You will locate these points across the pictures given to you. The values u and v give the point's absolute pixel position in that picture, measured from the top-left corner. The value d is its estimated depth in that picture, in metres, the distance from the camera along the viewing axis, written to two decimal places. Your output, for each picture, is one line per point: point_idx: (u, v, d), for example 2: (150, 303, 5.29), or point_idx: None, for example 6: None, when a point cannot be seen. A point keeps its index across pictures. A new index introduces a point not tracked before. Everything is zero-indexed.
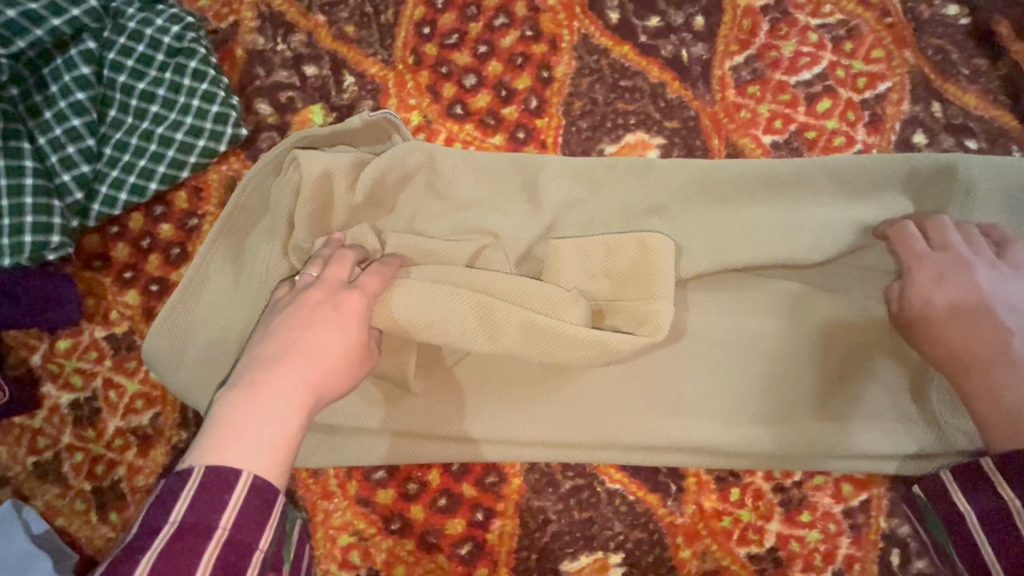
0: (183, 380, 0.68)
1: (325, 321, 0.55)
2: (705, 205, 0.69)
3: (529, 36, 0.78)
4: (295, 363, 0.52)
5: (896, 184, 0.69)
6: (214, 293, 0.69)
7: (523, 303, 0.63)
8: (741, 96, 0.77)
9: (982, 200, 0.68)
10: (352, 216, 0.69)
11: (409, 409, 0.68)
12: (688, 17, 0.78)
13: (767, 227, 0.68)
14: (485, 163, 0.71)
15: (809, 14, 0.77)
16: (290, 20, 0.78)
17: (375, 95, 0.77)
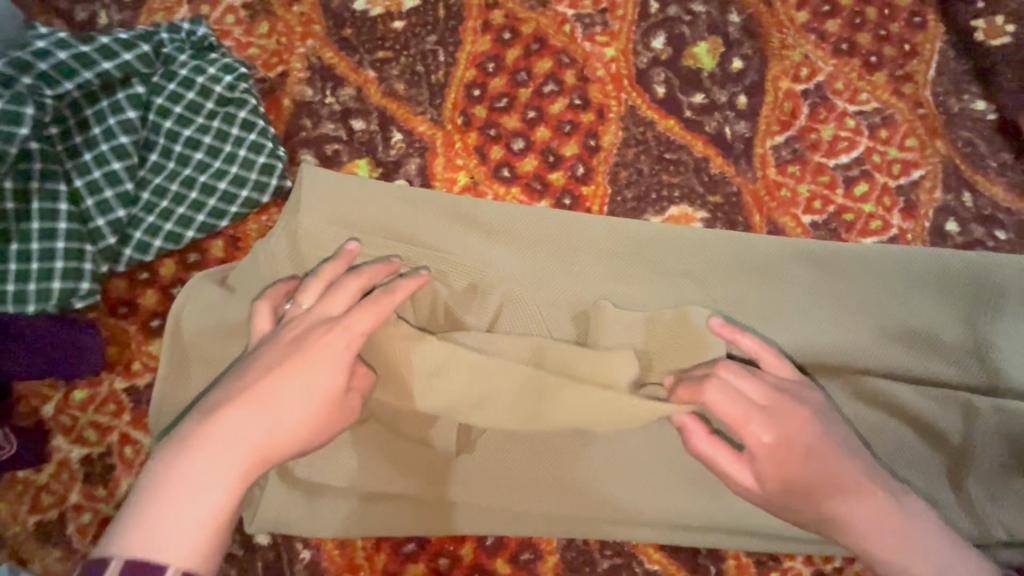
0: None
1: (298, 378, 0.49)
2: (739, 271, 0.73)
3: (577, 105, 0.79)
4: (267, 435, 0.47)
5: (922, 277, 0.73)
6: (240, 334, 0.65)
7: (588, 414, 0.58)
8: (782, 175, 0.79)
9: (1012, 306, 0.71)
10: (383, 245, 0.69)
11: (449, 475, 0.65)
12: (731, 96, 0.80)
13: (787, 286, 0.73)
14: (526, 215, 0.73)
15: (846, 100, 0.80)
16: (340, 74, 0.79)
17: (422, 153, 0.77)
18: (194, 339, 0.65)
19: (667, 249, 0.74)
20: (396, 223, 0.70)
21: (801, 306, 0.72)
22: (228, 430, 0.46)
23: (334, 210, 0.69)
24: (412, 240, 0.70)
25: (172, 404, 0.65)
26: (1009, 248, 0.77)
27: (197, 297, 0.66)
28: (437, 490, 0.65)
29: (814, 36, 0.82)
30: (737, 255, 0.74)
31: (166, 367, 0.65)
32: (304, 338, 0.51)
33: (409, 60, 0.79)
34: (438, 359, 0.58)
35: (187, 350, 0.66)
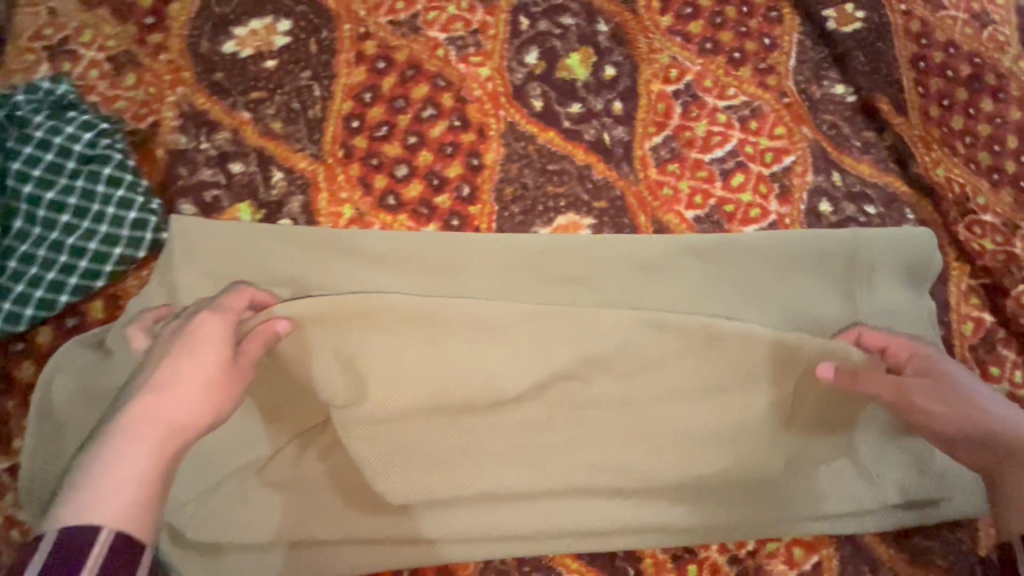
0: None
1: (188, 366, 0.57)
2: (629, 273, 0.75)
3: (457, 126, 0.80)
4: (174, 415, 0.53)
5: (802, 259, 0.76)
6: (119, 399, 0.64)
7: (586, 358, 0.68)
8: (663, 174, 0.81)
9: (881, 278, 0.76)
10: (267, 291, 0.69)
11: (353, 509, 0.67)
12: (607, 102, 0.83)
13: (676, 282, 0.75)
14: (413, 241, 0.73)
15: (716, 97, 0.84)
16: (213, 118, 0.78)
17: (305, 190, 0.76)
18: (69, 408, 0.64)
19: (555, 258, 0.74)
20: (286, 270, 0.70)
21: (689, 300, 0.74)
22: (141, 412, 0.52)
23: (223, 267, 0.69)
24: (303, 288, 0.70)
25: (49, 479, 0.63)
26: (879, 221, 0.81)
27: (67, 364, 0.65)
28: (348, 530, 0.66)
29: (679, 38, 0.86)
30: (625, 256, 0.75)
31: (38, 440, 0.63)
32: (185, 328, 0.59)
33: (284, 97, 0.79)
34: (365, 359, 0.64)
35: (60, 421, 0.64)
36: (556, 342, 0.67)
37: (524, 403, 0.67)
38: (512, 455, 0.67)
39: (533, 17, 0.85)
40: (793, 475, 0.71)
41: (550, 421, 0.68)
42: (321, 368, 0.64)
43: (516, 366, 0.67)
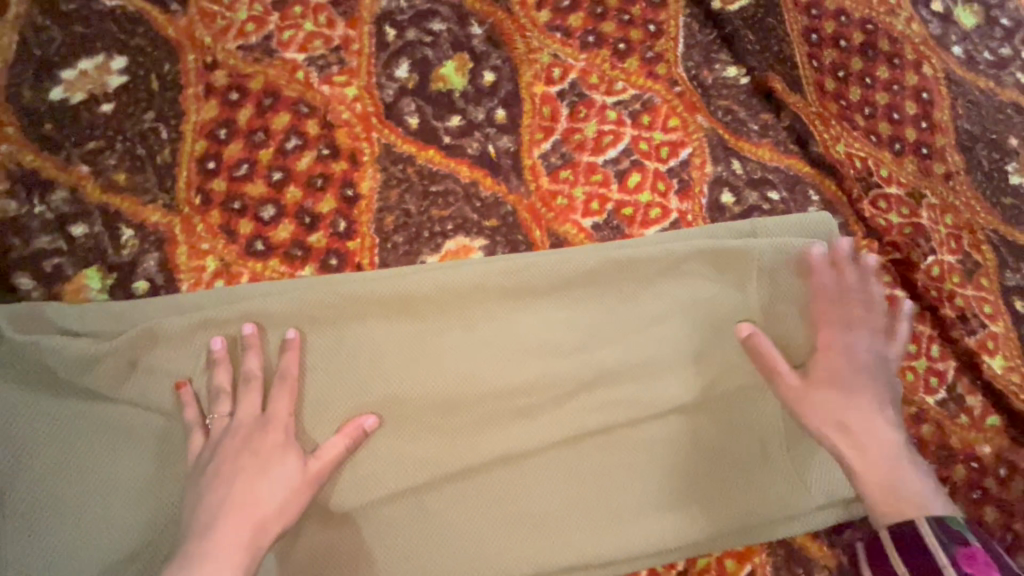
0: None
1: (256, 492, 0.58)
2: (538, 295, 0.69)
3: (326, 155, 0.73)
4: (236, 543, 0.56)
5: (700, 256, 0.71)
6: None
7: (513, 341, 0.68)
8: (555, 183, 0.76)
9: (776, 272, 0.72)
10: (129, 368, 0.60)
11: None
12: (489, 111, 0.77)
13: (588, 299, 0.70)
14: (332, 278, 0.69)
15: (604, 93, 0.79)
16: (46, 176, 0.69)
17: (160, 246, 0.69)
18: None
19: (455, 290, 0.67)
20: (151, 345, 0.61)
21: (582, 322, 0.69)
22: (248, 499, 0.58)
23: (40, 370, 0.59)
24: (142, 366, 0.61)
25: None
26: (784, 206, 0.78)
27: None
28: None
29: (559, 33, 0.80)
30: (520, 278, 0.68)
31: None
32: (254, 442, 0.60)
33: (127, 144, 0.71)
34: (319, 367, 0.64)
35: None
36: (489, 330, 0.68)
37: (469, 393, 0.66)
38: (467, 443, 0.65)
39: (399, 26, 0.78)
40: (723, 451, 0.70)
41: (493, 411, 0.66)
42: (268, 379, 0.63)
43: (454, 365, 0.66)
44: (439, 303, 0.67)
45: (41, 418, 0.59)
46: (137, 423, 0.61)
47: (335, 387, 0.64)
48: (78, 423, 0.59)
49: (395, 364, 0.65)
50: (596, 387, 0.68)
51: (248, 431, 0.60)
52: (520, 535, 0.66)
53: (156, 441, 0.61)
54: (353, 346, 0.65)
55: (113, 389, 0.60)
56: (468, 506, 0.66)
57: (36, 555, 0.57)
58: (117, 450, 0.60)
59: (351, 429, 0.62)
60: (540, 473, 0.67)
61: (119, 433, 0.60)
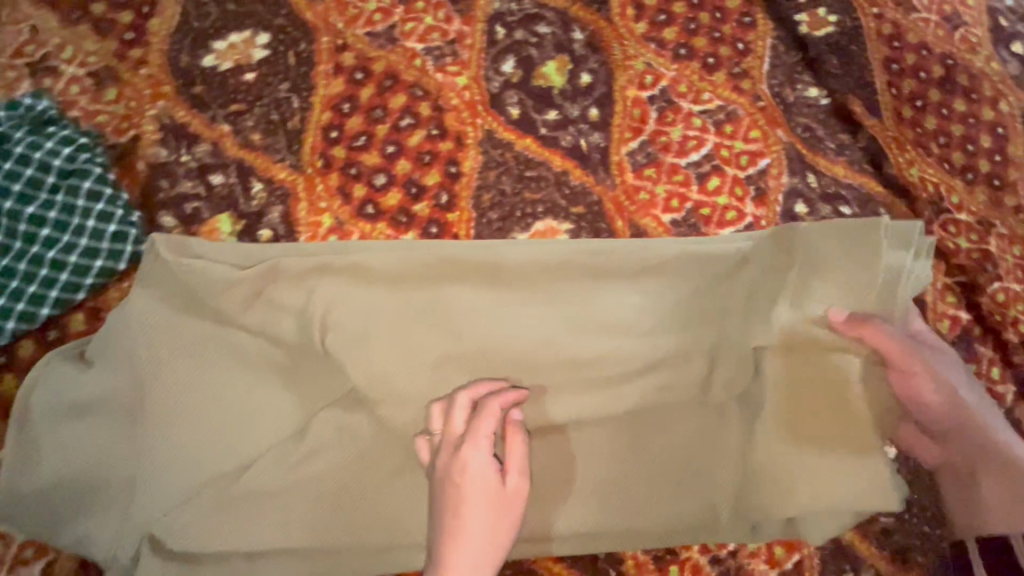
0: (56, 523, 0.62)
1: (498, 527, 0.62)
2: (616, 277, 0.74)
3: (435, 135, 0.81)
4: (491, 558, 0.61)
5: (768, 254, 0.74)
6: (96, 420, 0.63)
7: (588, 316, 0.72)
8: (639, 179, 0.82)
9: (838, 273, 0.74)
10: (252, 296, 0.68)
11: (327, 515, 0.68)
12: (583, 109, 0.84)
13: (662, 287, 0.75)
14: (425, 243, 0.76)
15: (691, 101, 0.85)
16: (194, 131, 0.79)
17: (285, 200, 0.77)
18: (46, 422, 0.63)
19: (535, 266, 0.73)
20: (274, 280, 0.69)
21: (657, 305, 0.73)
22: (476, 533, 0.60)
23: (181, 292, 0.67)
24: (266, 298, 0.68)
25: (29, 497, 0.62)
26: None
27: (49, 376, 0.64)
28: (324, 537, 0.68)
29: (654, 44, 0.86)
30: (599, 258, 0.74)
31: (14, 457, 0.62)
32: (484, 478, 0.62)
33: (263, 109, 0.80)
34: (382, 333, 0.69)
35: (36, 439, 0.63)
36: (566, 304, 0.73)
37: (542, 360, 0.71)
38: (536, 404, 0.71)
39: (508, 26, 0.86)
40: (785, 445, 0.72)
41: (565, 379, 0.71)
42: (365, 323, 0.69)
43: (531, 332, 0.72)
44: (518, 275, 0.73)
45: (175, 335, 0.66)
46: (257, 348, 0.68)
47: (420, 338, 0.70)
48: (203, 340, 0.66)
49: (477, 324, 0.71)
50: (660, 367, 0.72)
51: (485, 470, 0.62)
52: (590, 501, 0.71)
53: (272, 366, 0.68)
54: (440, 305, 0.71)
55: (240, 314, 0.67)
56: (540, 467, 0.71)
57: (153, 454, 0.63)
58: (235, 370, 0.67)
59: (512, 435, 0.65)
60: (605, 442, 0.72)
61: (241, 355, 0.67)
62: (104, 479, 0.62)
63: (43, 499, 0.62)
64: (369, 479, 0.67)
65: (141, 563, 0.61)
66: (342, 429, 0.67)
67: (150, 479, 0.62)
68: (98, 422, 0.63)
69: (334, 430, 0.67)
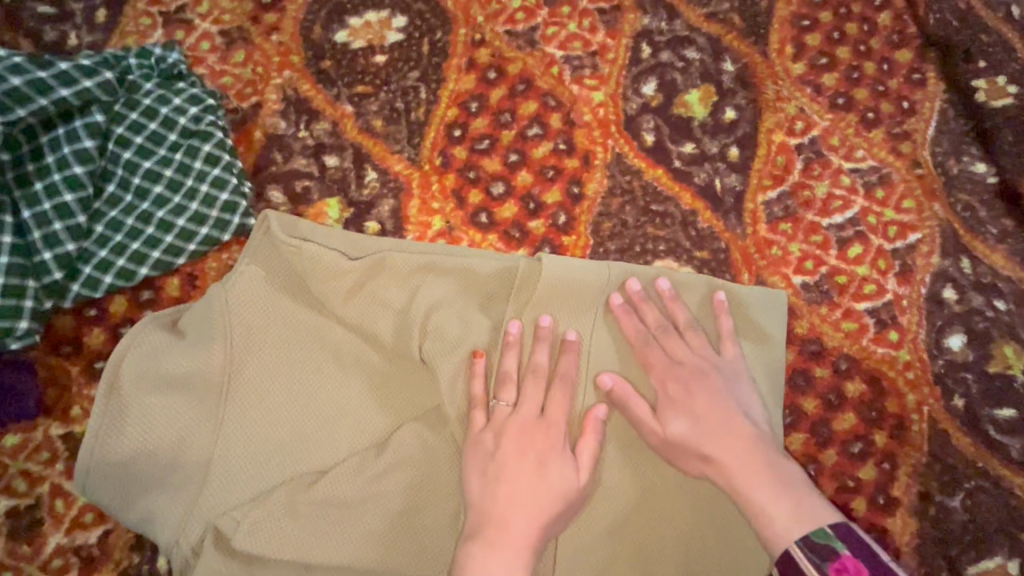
0: (131, 499, 0.59)
1: (525, 508, 0.57)
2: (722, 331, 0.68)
3: (562, 150, 0.76)
4: (489, 544, 0.55)
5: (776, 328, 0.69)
6: (185, 394, 0.61)
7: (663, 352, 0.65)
8: (773, 233, 0.75)
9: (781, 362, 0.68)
10: (347, 290, 0.64)
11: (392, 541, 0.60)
12: (723, 146, 0.77)
13: (770, 355, 0.68)
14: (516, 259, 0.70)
15: (842, 157, 0.77)
16: (315, 106, 0.75)
17: (397, 194, 0.73)
18: (133, 392, 0.60)
19: (578, 289, 0.66)
20: (370, 276, 0.64)
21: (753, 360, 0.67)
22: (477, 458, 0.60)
23: (286, 272, 0.64)
24: (371, 291, 0.64)
25: (105, 466, 0.59)
26: (1008, 319, 0.73)
27: (142, 345, 0.62)
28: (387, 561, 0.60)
29: (810, 88, 0.79)
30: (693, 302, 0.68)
31: (96, 422, 0.59)
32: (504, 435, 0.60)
33: (388, 96, 0.76)
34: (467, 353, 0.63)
35: (124, 406, 0.60)
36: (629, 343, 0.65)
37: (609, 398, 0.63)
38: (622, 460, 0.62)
39: (656, 46, 0.79)
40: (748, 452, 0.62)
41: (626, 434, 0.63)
42: (456, 339, 0.63)
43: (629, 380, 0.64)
44: (567, 298, 0.65)
45: (274, 318, 0.63)
46: (352, 344, 0.64)
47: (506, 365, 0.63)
48: (296, 329, 0.63)
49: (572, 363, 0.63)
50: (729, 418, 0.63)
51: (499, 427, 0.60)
52: (603, 540, 0.61)
53: (364, 366, 0.64)
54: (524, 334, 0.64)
55: (341, 304, 0.63)
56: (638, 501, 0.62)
57: (234, 437, 0.60)
58: (326, 365, 0.63)
59: (589, 425, 0.61)
60: (626, 472, 0.62)
61: (335, 350, 0.64)
62: (180, 460, 0.59)
63: (123, 471, 0.59)
64: (443, 510, 0.62)
65: (203, 555, 0.58)
66: (425, 450, 0.63)
67: (226, 467, 0.60)
68: (188, 397, 0.61)
69: (417, 448, 0.63)
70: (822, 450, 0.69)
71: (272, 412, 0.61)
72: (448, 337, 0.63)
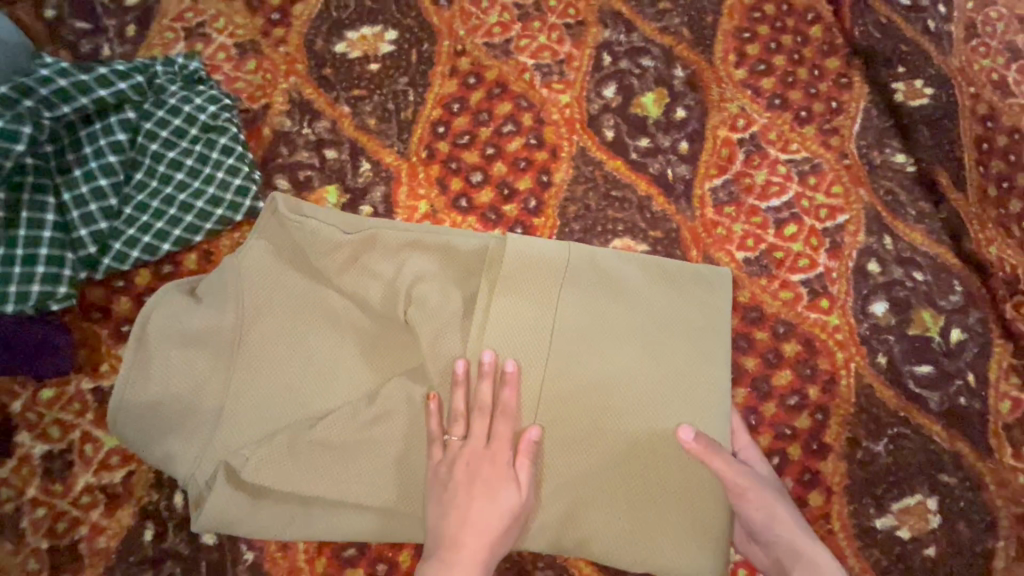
0: (153, 438, 0.68)
1: (476, 528, 0.65)
2: (673, 297, 0.76)
3: (533, 144, 0.86)
4: (442, 562, 0.63)
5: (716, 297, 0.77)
6: (202, 348, 0.70)
7: (619, 324, 0.72)
8: (718, 215, 0.85)
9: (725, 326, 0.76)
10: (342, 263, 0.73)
11: (379, 479, 0.69)
12: (674, 141, 0.88)
13: (714, 320, 0.76)
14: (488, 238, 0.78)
15: (779, 150, 0.88)
16: (317, 107, 0.86)
17: (388, 182, 0.84)
18: (157, 345, 0.70)
19: (545, 259, 0.72)
20: (361, 251, 0.73)
21: (699, 325, 0.75)
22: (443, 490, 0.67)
23: (290, 247, 0.73)
24: (364, 264, 0.73)
25: (131, 408, 0.68)
26: (926, 288, 0.83)
27: (165, 305, 0.71)
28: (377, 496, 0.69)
29: (750, 91, 0.90)
30: (644, 275, 0.77)
31: (125, 368, 0.69)
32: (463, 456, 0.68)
33: (381, 98, 0.87)
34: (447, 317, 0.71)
35: (150, 357, 0.69)
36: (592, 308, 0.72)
37: (570, 374, 0.70)
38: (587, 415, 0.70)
39: (615, 55, 0.91)
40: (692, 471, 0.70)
41: (588, 389, 0.70)
42: (435, 305, 0.72)
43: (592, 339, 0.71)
44: (533, 274, 0.71)
45: (279, 287, 0.73)
46: (345, 311, 0.73)
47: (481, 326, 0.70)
48: (296, 298, 0.73)
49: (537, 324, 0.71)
50: (671, 387, 0.71)
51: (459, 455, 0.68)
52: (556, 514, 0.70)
53: (356, 328, 0.73)
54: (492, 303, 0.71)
55: (337, 276, 0.73)
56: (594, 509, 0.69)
57: (243, 386, 0.69)
58: (323, 329, 0.73)
59: (522, 448, 0.67)
60: (588, 427, 0.70)
61: (332, 315, 0.73)
62: (195, 406, 0.68)
63: (148, 412, 0.68)
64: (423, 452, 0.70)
65: (216, 487, 0.67)
66: (411, 401, 0.71)
67: (237, 413, 0.68)
68: (205, 352, 0.70)
69: (404, 400, 0.71)
70: (762, 402, 0.79)
71: (276, 368, 0.70)
72: (427, 303, 0.72)
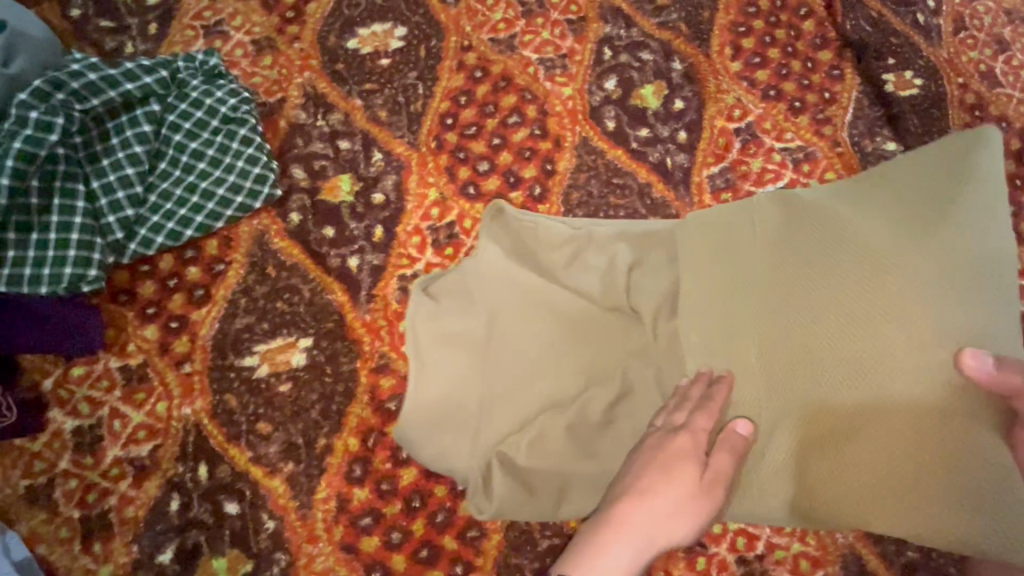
0: (457, 439, 0.73)
1: (659, 513, 0.59)
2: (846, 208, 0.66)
3: (537, 135, 0.90)
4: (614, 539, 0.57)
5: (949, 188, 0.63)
6: (456, 349, 0.75)
7: (788, 258, 0.65)
8: (715, 201, 0.89)
9: (972, 219, 0.61)
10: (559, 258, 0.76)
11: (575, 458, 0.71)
12: (673, 131, 0.91)
13: (926, 215, 0.62)
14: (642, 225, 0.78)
15: (774, 138, 0.92)
16: (331, 101, 0.90)
17: (399, 171, 0.88)
18: (428, 346, 0.75)
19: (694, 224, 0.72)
20: (539, 249, 0.77)
21: (924, 227, 0.61)
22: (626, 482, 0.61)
23: (515, 245, 0.78)
24: (585, 259, 0.75)
25: (422, 412, 0.74)
26: None
27: (422, 316, 0.76)
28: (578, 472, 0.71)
29: (745, 82, 0.94)
30: (829, 194, 0.69)
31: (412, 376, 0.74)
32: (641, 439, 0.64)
33: (392, 92, 0.91)
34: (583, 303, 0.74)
35: (421, 356, 0.75)
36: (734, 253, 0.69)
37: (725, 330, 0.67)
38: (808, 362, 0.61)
39: (616, 49, 0.95)
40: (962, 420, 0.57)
41: (783, 336, 0.63)
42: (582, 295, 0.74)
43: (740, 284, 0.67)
44: (701, 241, 0.70)
45: (497, 282, 0.76)
46: (538, 297, 0.75)
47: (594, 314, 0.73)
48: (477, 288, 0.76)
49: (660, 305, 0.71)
50: (871, 308, 0.59)
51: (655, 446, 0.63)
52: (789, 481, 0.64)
53: (553, 312, 0.74)
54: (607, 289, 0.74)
55: (562, 270, 0.75)
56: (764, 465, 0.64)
57: (471, 377, 0.74)
58: (521, 314, 0.74)
59: (728, 436, 0.63)
60: (777, 385, 0.63)
61: (544, 303, 0.75)
62: (460, 405, 0.73)
63: (439, 410, 0.73)
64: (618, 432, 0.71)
65: (494, 477, 0.71)
66: (590, 380, 0.72)
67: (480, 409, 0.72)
68: (450, 351, 0.75)
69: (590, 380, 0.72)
70: None
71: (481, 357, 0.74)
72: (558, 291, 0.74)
